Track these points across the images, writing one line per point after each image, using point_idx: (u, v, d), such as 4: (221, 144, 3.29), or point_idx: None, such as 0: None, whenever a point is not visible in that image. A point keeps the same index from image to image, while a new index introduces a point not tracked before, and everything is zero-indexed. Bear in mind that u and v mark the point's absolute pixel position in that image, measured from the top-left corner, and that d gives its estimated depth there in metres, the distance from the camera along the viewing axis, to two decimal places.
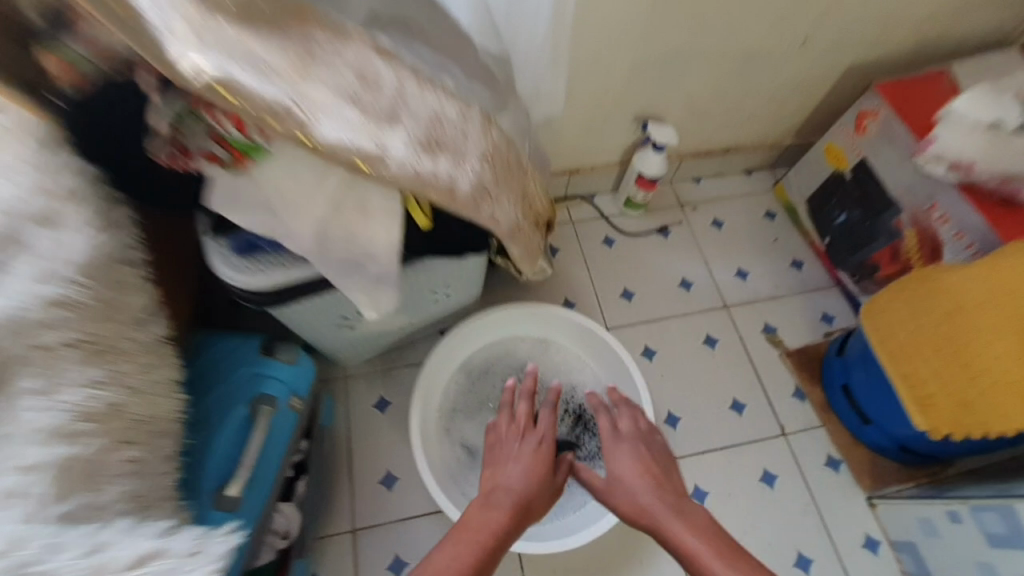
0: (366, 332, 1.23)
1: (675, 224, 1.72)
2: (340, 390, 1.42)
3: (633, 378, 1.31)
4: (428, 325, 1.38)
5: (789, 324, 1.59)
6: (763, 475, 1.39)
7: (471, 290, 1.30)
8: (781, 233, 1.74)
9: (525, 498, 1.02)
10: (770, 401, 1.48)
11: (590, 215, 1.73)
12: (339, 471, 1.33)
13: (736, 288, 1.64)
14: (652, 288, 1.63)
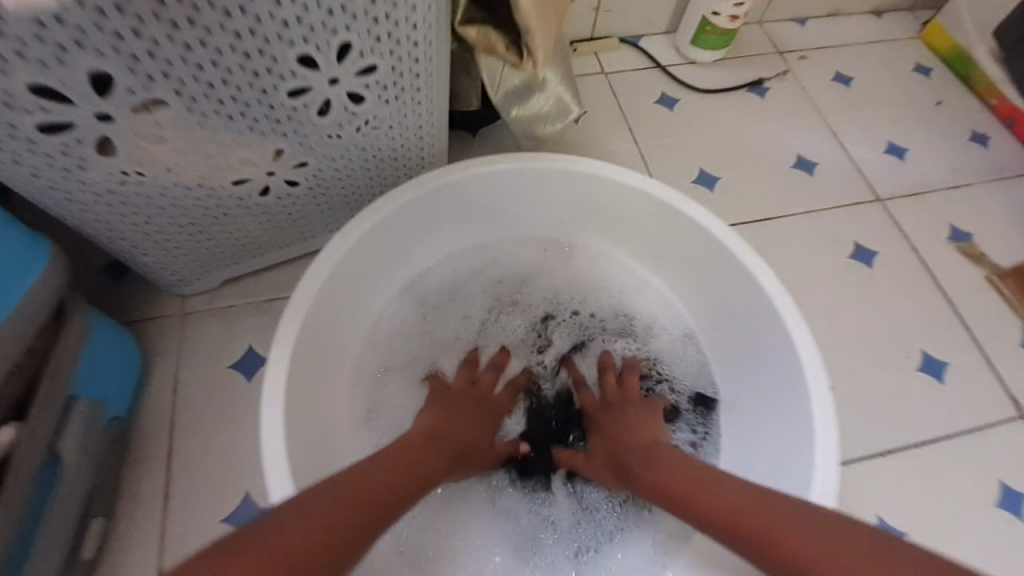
0: (159, 172, 0.52)
1: (773, 79, 1.04)
2: (172, 340, 0.74)
3: (765, 293, 0.62)
4: (332, 197, 0.68)
5: (990, 230, 0.91)
6: (1000, 497, 0.71)
7: (416, 104, 0.60)
8: (946, 93, 1.06)
9: (440, 428, 0.56)
10: (986, 357, 0.80)
11: (635, 64, 1.03)
12: (144, 498, 0.65)
13: (889, 174, 0.95)
14: (744, 171, 0.95)
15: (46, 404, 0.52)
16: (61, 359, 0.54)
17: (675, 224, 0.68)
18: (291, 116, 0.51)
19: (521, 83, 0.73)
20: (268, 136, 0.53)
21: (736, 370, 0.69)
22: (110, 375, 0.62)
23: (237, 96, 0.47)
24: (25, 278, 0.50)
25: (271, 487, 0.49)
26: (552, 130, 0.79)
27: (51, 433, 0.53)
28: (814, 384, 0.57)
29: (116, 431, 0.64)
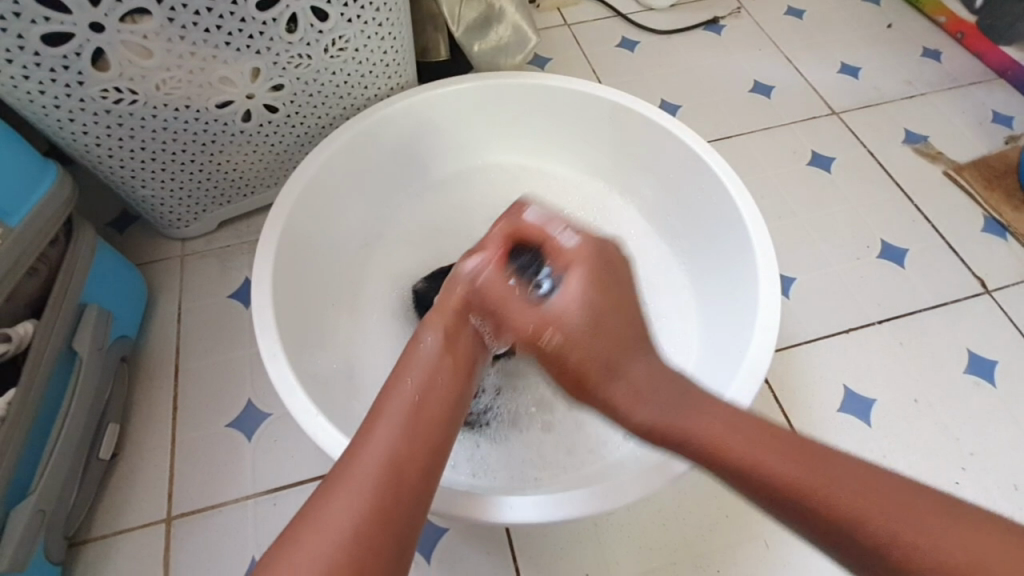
0: (150, 89, 0.60)
1: (727, 16, 1.08)
2: (172, 276, 0.78)
3: (714, 173, 0.66)
4: (313, 127, 0.74)
5: (944, 133, 0.95)
6: (966, 363, 0.74)
7: (376, 26, 0.66)
8: (895, 17, 1.10)
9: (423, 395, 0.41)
10: (947, 243, 0.83)
11: (597, 14, 1.08)
12: (154, 411, 0.69)
13: (844, 91, 0.99)
14: (707, 97, 0.98)
15: (58, 304, 0.59)
16: (73, 268, 0.61)
17: (623, 124, 0.73)
18: (262, 31, 0.60)
19: (479, 15, 0.80)
20: (243, 52, 0.61)
21: (695, 255, 0.72)
22: (118, 295, 0.68)
23: (211, 7, 0.56)
24: (43, 187, 0.58)
25: (263, 349, 0.53)
26: (513, 62, 0.86)
27: (64, 331, 0.59)
28: (756, 247, 0.60)
29: (125, 348, 0.68)
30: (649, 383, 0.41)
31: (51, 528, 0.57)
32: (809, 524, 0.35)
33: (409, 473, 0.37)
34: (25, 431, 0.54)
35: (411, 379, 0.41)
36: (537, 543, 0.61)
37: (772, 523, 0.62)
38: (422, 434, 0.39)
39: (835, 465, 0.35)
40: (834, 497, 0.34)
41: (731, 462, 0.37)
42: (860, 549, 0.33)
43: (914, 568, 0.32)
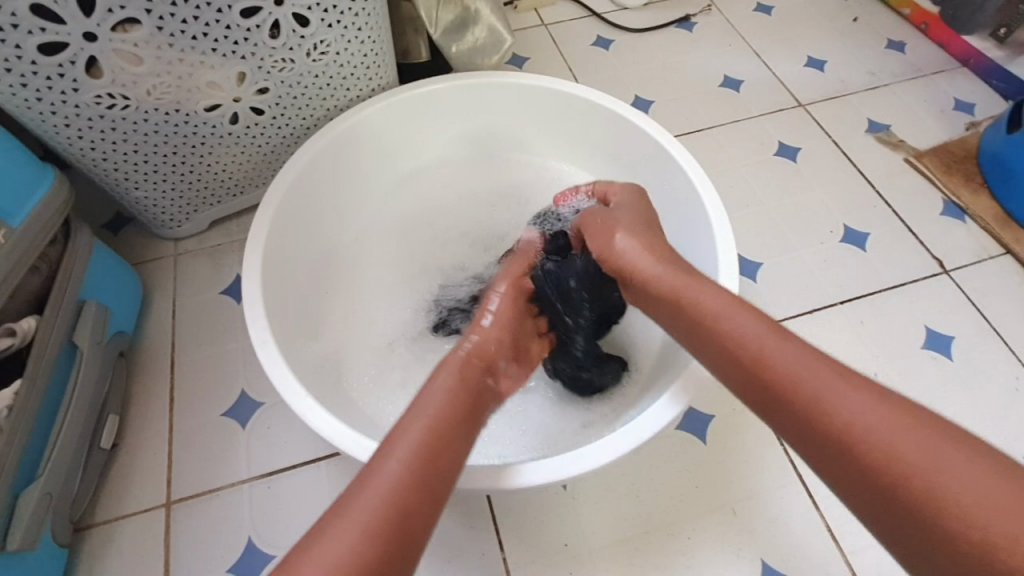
0: (141, 94, 0.63)
1: (699, 13, 1.12)
2: (166, 274, 0.81)
3: (679, 164, 0.70)
4: (298, 128, 0.77)
5: (906, 121, 0.99)
6: (924, 338, 0.78)
7: (356, 31, 0.69)
8: (861, 10, 1.14)
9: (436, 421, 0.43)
10: (907, 226, 0.87)
11: (573, 14, 1.11)
12: (152, 403, 0.72)
13: (811, 84, 1.03)
14: (679, 92, 1.02)
15: (59, 300, 0.62)
16: (71, 267, 0.64)
17: (594, 120, 0.77)
18: (246, 37, 0.63)
19: (456, 18, 0.84)
20: (229, 58, 0.64)
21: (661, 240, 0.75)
22: (115, 292, 0.72)
23: (198, 16, 0.59)
24: (41, 190, 0.61)
25: (254, 338, 0.57)
26: (490, 62, 0.90)
27: (65, 326, 0.62)
28: (715, 231, 0.64)
29: (122, 343, 0.72)
30: (724, 315, 0.46)
31: (58, 513, 0.60)
32: (821, 436, 0.38)
33: (416, 505, 0.37)
34: (32, 420, 0.57)
35: (412, 420, 0.42)
36: (519, 515, 0.64)
37: (739, 491, 0.66)
38: (430, 471, 0.39)
39: (883, 412, 0.37)
40: (857, 424, 0.37)
41: (769, 373, 0.41)
42: (882, 492, 0.35)
43: (929, 503, 0.33)
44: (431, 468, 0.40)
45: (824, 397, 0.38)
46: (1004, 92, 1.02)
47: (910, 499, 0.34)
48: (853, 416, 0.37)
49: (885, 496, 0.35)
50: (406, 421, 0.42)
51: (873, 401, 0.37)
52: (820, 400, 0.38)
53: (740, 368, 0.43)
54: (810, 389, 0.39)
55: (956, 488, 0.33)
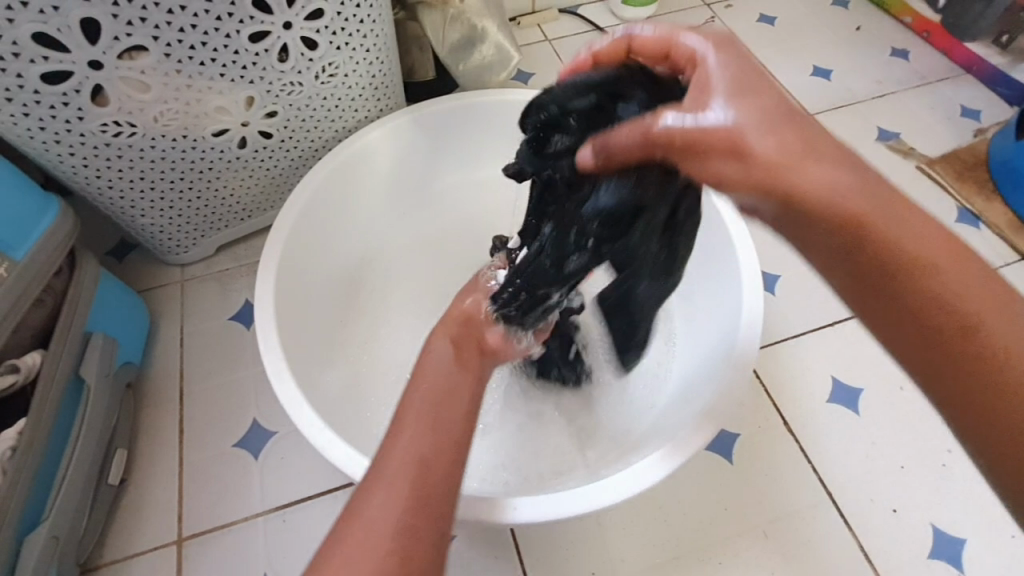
0: (148, 121, 0.62)
1: (703, 25, 1.12)
2: (173, 300, 0.80)
3: None
4: (306, 151, 0.76)
5: (915, 129, 0.98)
6: None
7: (364, 52, 0.69)
8: (863, 19, 1.14)
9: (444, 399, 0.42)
10: None
11: (577, 29, 1.11)
12: (161, 435, 0.70)
13: (818, 93, 1.03)
14: None
15: (65, 333, 0.60)
16: (77, 298, 0.62)
17: None
18: (254, 61, 0.62)
19: (462, 37, 0.83)
20: (237, 82, 0.63)
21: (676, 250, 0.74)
22: (121, 323, 0.70)
23: (205, 41, 0.58)
24: (46, 221, 0.59)
25: (269, 367, 0.55)
26: (498, 80, 0.89)
27: (71, 358, 0.61)
28: (735, 246, 0.63)
29: (130, 374, 0.70)
30: (779, 160, 0.36)
31: (66, 554, 0.58)
32: (897, 306, 0.36)
33: (430, 470, 0.37)
34: (37, 459, 0.55)
35: (429, 377, 0.43)
36: (545, 544, 0.62)
37: (770, 513, 0.64)
38: (448, 423, 0.40)
39: (934, 249, 0.36)
40: (920, 266, 0.35)
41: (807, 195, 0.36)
42: (941, 338, 0.35)
43: (979, 352, 0.34)
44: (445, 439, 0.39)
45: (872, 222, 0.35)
46: (1010, 98, 1.01)
47: (1007, 375, 0.33)
48: (909, 252, 0.35)
49: (938, 339, 0.35)
50: (415, 390, 0.42)
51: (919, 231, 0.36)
52: (887, 246, 0.35)
53: (792, 217, 0.37)
54: (862, 215, 0.35)
55: (1005, 333, 0.34)
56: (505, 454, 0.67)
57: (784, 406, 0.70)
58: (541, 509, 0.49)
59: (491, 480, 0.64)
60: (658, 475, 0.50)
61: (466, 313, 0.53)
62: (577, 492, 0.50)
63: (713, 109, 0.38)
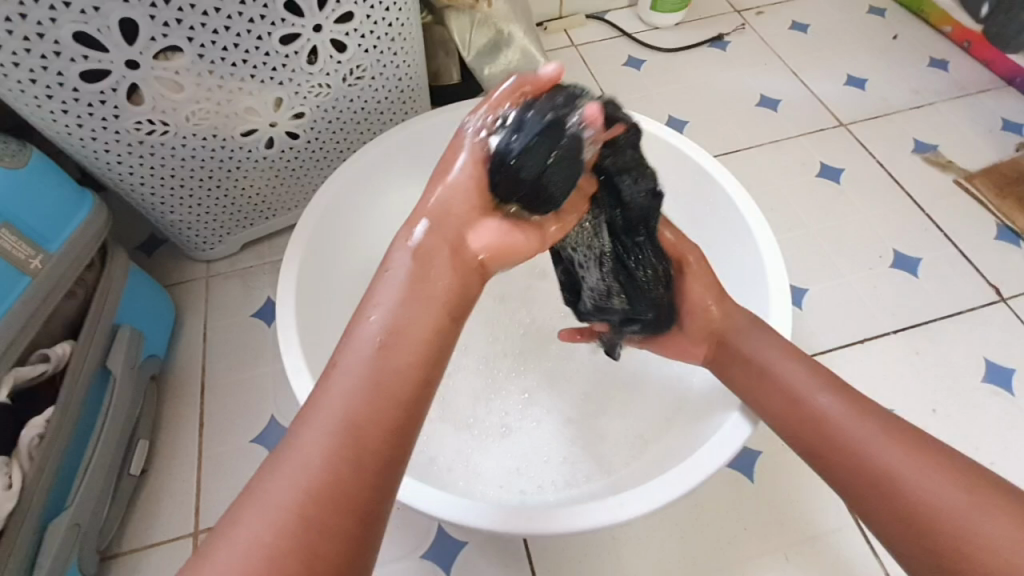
0: (180, 120, 0.64)
1: (733, 32, 1.10)
2: (197, 296, 0.81)
3: (718, 185, 0.68)
4: (331, 152, 0.77)
5: (955, 142, 0.95)
6: (984, 371, 0.74)
7: (391, 55, 0.69)
8: (901, 28, 1.11)
9: (398, 331, 0.36)
10: (960, 251, 0.83)
11: (604, 34, 1.10)
12: (181, 429, 0.71)
13: (851, 103, 1.00)
14: (714, 112, 1.00)
15: (94, 325, 0.62)
16: (107, 291, 0.64)
17: None
18: (284, 63, 0.63)
19: (488, 41, 0.84)
20: (266, 84, 0.64)
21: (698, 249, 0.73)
22: (148, 317, 0.71)
23: (237, 43, 0.59)
24: (80, 215, 0.61)
25: (288, 366, 0.55)
26: None
27: (100, 350, 0.62)
28: (761, 253, 0.63)
29: (155, 367, 0.71)
30: (792, 382, 0.52)
31: (86, 541, 0.59)
32: (900, 523, 0.44)
33: (369, 424, 0.33)
34: (63, 448, 0.57)
35: (382, 300, 0.37)
36: (557, 555, 0.61)
37: (791, 535, 0.62)
38: (386, 376, 0.35)
39: (921, 465, 0.45)
40: (908, 484, 0.44)
41: (825, 436, 0.49)
42: (924, 541, 0.42)
43: (955, 546, 0.41)
44: (396, 386, 0.35)
45: (871, 433, 0.48)
46: None
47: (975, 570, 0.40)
48: (910, 476, 0.44)
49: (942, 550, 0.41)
50: (364, 311, 0.37)
51: (909, 450, 0.46)
52: (883, 462, 0.46)
53: (800, 424, 0.51)
54: (854, 432, 0.48)
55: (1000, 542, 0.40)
56: (520, 461, 0.66)
57: None
58: (553, 520, 0.48)
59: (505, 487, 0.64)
60: (676, 494, 0.49)
61: (433, 208, 0.41)
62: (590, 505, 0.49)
63: (774, 356, 0.54)
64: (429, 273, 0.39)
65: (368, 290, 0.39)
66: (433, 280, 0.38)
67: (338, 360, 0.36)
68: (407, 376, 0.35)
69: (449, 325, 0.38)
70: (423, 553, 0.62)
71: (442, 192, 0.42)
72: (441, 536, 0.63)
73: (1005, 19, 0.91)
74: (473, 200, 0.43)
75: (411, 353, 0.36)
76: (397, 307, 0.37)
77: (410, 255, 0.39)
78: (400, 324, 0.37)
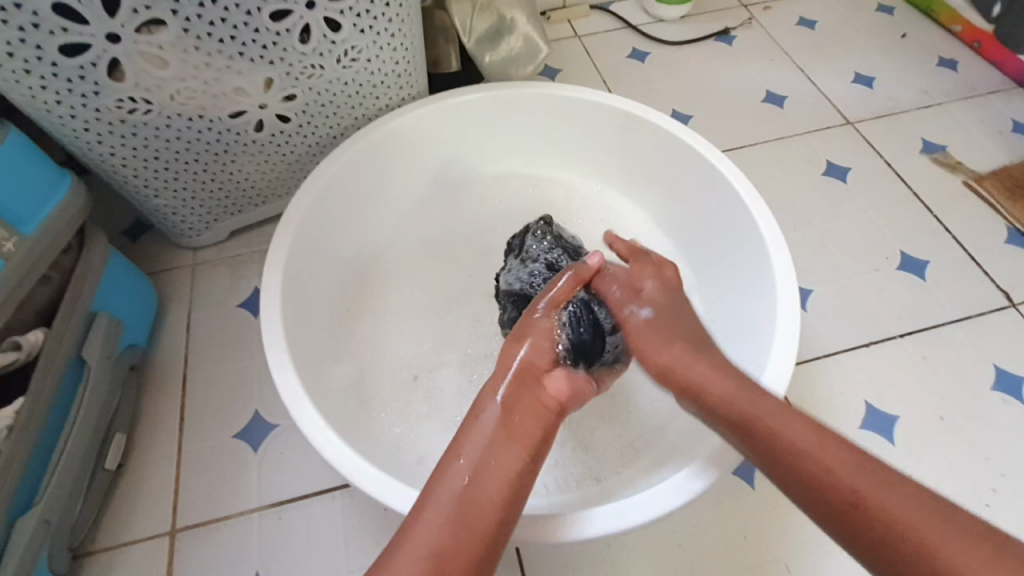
0: (165, 99, 0.61)
1: (739, 27, 1.08)
2: (182, 285, 0.78)
3: (727, 179, 0.65)
4: (324, 137, 0.74)
5: (964, 143, 0.93)
6: (994, 378, 0.72)
7: (388, 37, 0.66)
8: (910, 27, 1.09)
9: (489, 464, 0.42)
10: (969, 254, 0.81)
11: (608, 26, 1.08)
12: (161, 422, 0.68)
13: (859, 101, 0.98)
14: (719, 107, 0.97)
15: (70, 312, 0.59)
16: (85, 276, 0.61)
17: (632, 134, 0.72)
18: (275, 41, 0.60)
19: (490, 26, 0.81)
20: (256, 63, 0.61)
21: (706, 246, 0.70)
22: (129, 305, 0.68)
23: (226, 18, 0.56)
24: (58, 196, 0.58)
25: (271, 359, 0.53)
26: (524, 73, 0.86)
27: (75, 338, 0.59)
28: (768, 247, 0.60)
29: (134, 357, 0.68)
30: (702, 371, 0.49)
31: (55, 539, 0.56)
32: (831, 504, 0.39)
33: (462, 551, 0.38)
34: (32, 441, 0.54)
35: (477, 437, 0.44)
36: (548, 561, 0.59)
37: (794, 545, 0.60)
38: (473, 512, 0.39)
39: (840, 451, 0.41)
40: (831, 468, 0.40)
41: (776, 445, 0.43)
42: (858, 522, 0.38)
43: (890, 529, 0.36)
44: (484, 521, 0.39)
45: (782, 415, 0.44)
46: None
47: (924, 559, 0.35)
48: (826, 455, 0.41)
49: (871, 540, 0.37)
50: (461, 442, 0.44)
51: (822, 433, 0.42)
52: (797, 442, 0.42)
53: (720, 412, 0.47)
54: (767, 413, 0.44)
55: (925, 532, 0.35)
56: None
57: None
58: (547, 528, 0.46)
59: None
60: (677, 502, 0.47)
61: (527, 365, 0.49)
62: (588, 513, 0.47)
63: (651, 334, 0.53)
64: (515, 413, 0.45)
65: (463, 431, 0.45)
66: (522, 415, 0.46)
67: (432, 487, 0.41)
68: (495, 510, 0.40)
69: (531, 461, 0.44)
70: None
71: (524, 351, 0.50)
72: None
73: (1018, 19, 0.88)
74: (551, 356, 0.51)
75: (496, 488, 0.41)
76: (491, 443, 0.43)
77: (497, 403, 0.46)
78: (487, 461, 0.42)
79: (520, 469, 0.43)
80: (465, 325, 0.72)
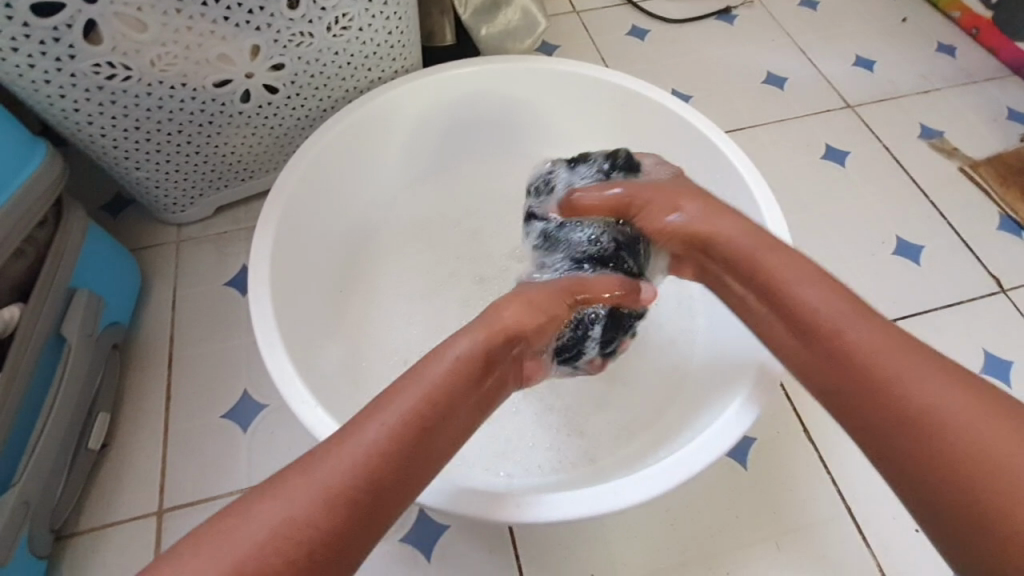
0: (145, 65, 0.58)
1: (740, 6, 1.06)
2: (166, 261, 0.76)
3: (728, 159, 0.64)
4: (313, 110, 0.71)
5: (961, 129, 0.92)
6: (983, 363, 0.72)
7: (381, 5, 0.64)
8: (911, 10, 1.07)
9: (419, 414, 0.40)
10: (963, 240, 0.81)
11: (607, 2, 1.05)
12: (146, 402, 0.66)
13: (859, 85, 0.97)
14: (718, 88, 0.96)
15: (46, 287, 0.56)
16: (62, 251, 0.59)
17: (632, 111, 0.71)
18: (262, 5, 0.57)
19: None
20: (242, 28, 0.58)
21: None
22: (110, 282, 0.66)
23: None
24: (31, 165, 0.55)
25: (260, 337, 0.51)
26: (521, 47, 0.84)
27: (54, 315, 0.57)
28: (769, 229, 0.59)
29: (117, 335, 0.66)
30: (789, 278, 0.45)
31: (36, 520, 0.55)
32: (889, 416, 0.37)
33: (367, 493, 0.36)
34: (10, 421, 0.52)
35: (420, 386, 0.42)
36: (541, 542, 0.59)
37: (784, 525, 0.60)
38: (391, 454, 0.38)
39: (932, 374, 0.37)
40: (912, 386, 0.37)
41: (847, 349, 0.40)
42: (910, 436, 0.36)
43: (945, 448, 0.35)
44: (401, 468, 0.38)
45: (880, 331, 0.40)
46: None
47: (979, 483, 0.33)
48: (916, 372, 0.37)
49: (920, 452, 0.35)
50: (406, 386, 0.41)
51: (926, 356, 0.39)
52: (884, 352, 0.39)
53: (791, 314, 0.44)
54: (866, 322, 0.41)
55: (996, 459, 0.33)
56: (508, 443, 0.63)
57: (804, 411, 0.66)
58: (543, 508, 0.46)
59: (491, 469, 0.61)
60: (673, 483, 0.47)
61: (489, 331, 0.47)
62: (583, 492, 0.47)
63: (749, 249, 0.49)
64: (458, 372, 0.44)
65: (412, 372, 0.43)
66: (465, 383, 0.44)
67: (361, 419, 0.39)
68: (415, 461, 0.39)
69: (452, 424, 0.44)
70: (402, 536, 0.59)
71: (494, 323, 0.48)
72: (422, 519, 0.60)
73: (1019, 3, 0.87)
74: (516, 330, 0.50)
75: (420, 438, 0.40)
76: (428, 397, 0.41)
77: (451, 360, 0.44)
78: (421, 412, 0.40)
79: (444, 429, 0.42)
80: (459, 305, 0.71)
